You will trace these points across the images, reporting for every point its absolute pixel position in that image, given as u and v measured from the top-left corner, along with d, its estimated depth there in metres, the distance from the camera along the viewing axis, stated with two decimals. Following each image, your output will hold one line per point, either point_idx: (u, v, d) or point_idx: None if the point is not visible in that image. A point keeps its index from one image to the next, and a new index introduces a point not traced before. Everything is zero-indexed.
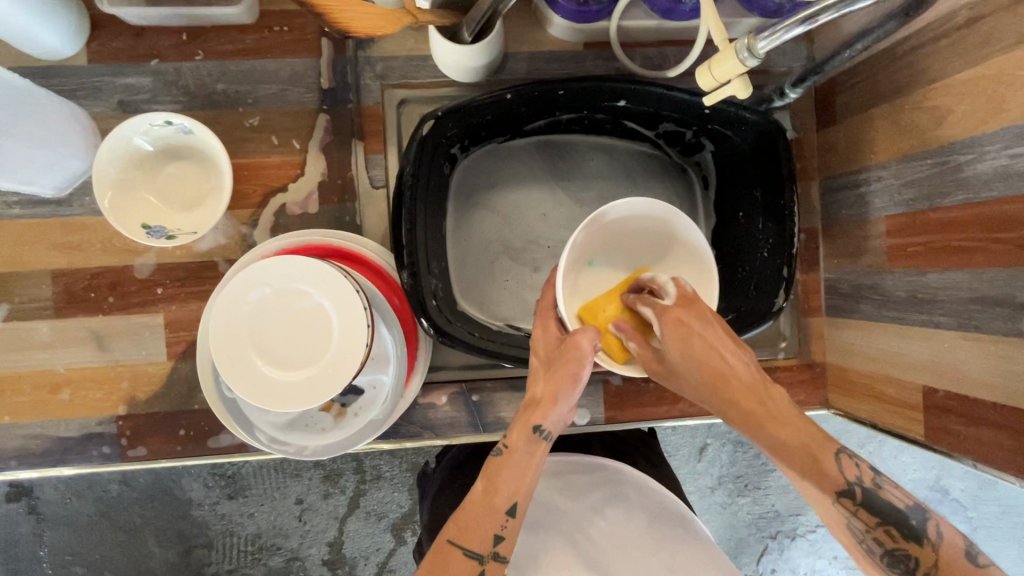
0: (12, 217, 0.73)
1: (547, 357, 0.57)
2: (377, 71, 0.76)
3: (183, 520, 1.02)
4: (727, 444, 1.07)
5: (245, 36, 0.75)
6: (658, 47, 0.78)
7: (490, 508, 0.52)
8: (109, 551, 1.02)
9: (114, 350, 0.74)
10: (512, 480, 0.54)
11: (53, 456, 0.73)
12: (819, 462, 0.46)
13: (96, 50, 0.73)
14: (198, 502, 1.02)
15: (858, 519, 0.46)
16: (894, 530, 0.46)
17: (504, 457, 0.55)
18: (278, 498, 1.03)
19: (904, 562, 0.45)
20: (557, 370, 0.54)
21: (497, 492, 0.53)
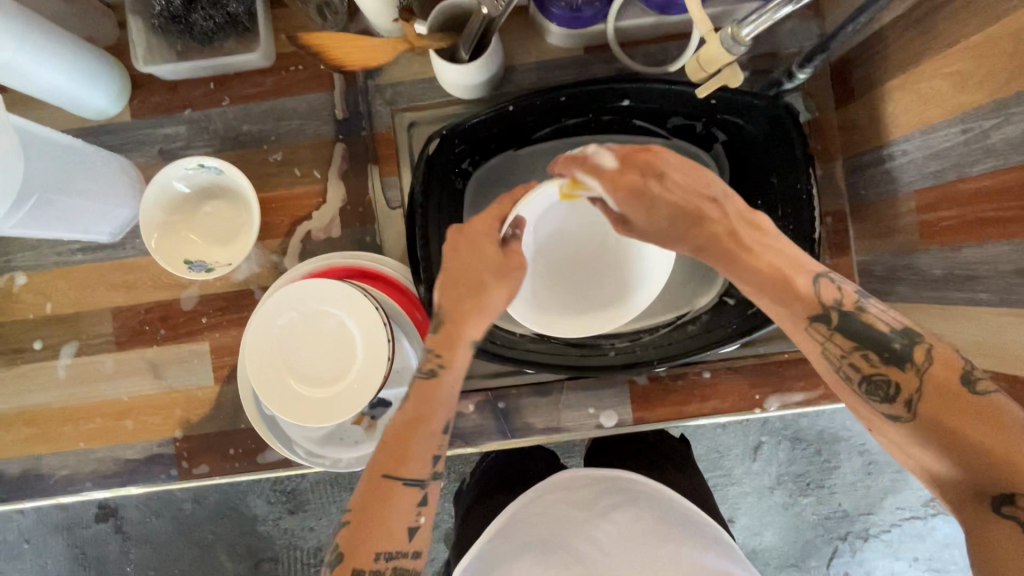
0: (77, 263, 0.81)
1: (467, 274, 0.56)
2: (386, 97, 0.80)
3: (252, 536, 1.15)
4: (782, 441, 1.03)
5: (265, 78, 0.80)
6: (658, 43, 0.78)
7: (427, 434, 0.55)
8: (187, 565, 1.16)
9: (168, 378, 0.81)
10: (446, 400, 0.56)
11: (123, 477, 0.80)
12: (783, 289, 0.51)
13: (138, 105, 0.81)
14: (263, 518, 1.15)
15: (831, 342, 0.50)
16: (873, 354, 0.48)
17: (441, 381, 0.56)
18: (334, 514, 1.14)
19: (882, 387, 0.48)
20: (487, 288, 0.56)
21: (431, 418, 0.55)
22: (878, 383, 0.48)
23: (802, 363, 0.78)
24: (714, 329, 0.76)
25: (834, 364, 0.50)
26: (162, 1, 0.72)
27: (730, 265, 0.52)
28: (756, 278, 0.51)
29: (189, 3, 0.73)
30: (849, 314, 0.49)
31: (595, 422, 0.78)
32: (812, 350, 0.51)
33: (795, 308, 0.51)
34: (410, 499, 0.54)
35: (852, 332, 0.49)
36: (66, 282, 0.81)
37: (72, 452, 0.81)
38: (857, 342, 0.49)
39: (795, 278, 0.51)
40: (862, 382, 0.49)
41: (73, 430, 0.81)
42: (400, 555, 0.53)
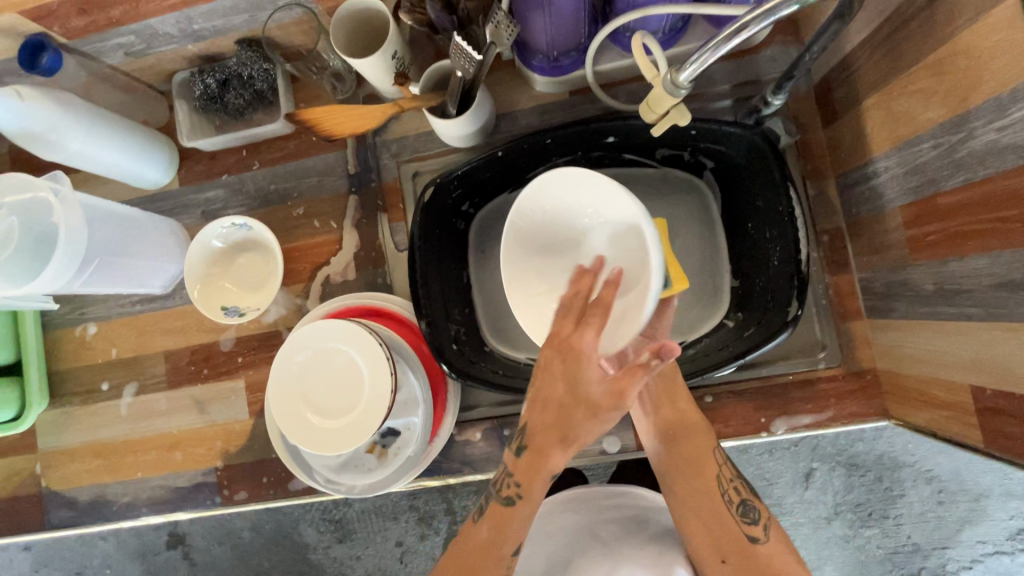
0: (136, 312, 0.93)
1: (554, 419, 0.55)
2: (392, 151, 0.88)
3: (303, 562, 1.29)
4: (837, 468, 1.01)
5: (288, 143, 0.91)
6: (639, 81, 0.82)
7: (498, 559, 0.60)
8: None
9: (211, 412, 0.90)
10: (517, 534, 0.60)
11: (174, 503, 0.90)
12: (689, 420, 0.67)
13: (185, 174, 0.93)
14: (313, 546, 1.29)
15: (722, 472, 0.64)
16: (745, 484, 0.64)
17: (519, 509, 0.60)
18: (380, 541, 1.26)
19: (751, 511, 0.61)
20: (576, 433, 0.54)
21: (505, 542, 0.60)
22: (751, 507, 0.61)
23: (809, 385, 0.76)
24: (713, 352, 0.78)
25: (722, 491, 0.63)
26: (203, 87, 0.86)
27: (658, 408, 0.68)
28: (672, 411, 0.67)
29: (223, 86, 0.86)
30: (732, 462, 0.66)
31: (598, 448, 0.80)
32: (709, 479, 0.63)
33: (691, 456, 0.65)
34: None
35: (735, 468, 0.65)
36: (128, 329, 0.93)
37: (133, 481, 0.92)
38: (737, 476, 0.65)
39: (699, 418, 0.67)
40: (738, 504, 0.62)
41: (133, 461, 0.92)
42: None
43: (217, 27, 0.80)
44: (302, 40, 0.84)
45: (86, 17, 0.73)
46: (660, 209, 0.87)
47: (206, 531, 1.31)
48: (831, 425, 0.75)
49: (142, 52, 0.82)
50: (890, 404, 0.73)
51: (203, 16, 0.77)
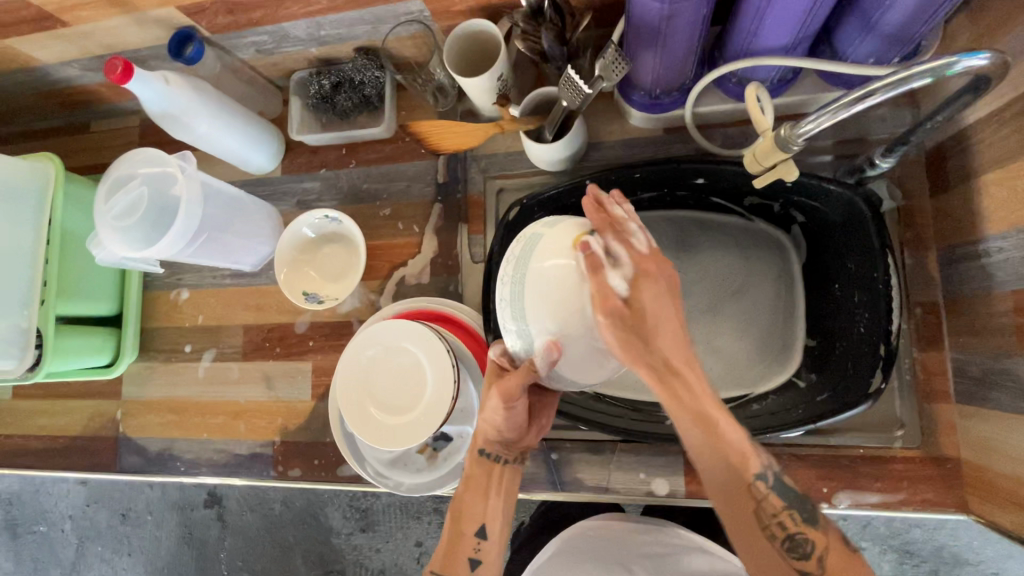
0: (224, 285, 1.01)
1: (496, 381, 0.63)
2: (481, 166, 0.92)
3: (325, 545, 1.34)
4: (891, 553, 0.95)
5: (385, 147, 0.96)
6: (737, 126, 0.81)
7: (462, 540, 0.68)
8: (265, 563, 1.38)
9: (277, 388, 0.96)
10: (474, 509, 0.69)
11: (232, 467, 0.96)
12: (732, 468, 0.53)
13: (287, 164, 1.00)
14: (336, 530, 1.34)
15: (766, 505, 0.54)
16: (797, 514, 0.54)
17: (469, 481, 0.69)
18: (400, 538, 1.30)
19: (802, 546, 0.53)
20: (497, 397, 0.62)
21: (463, 523, 0.68)
22: (800, 542, 0.53)
23: (880, 462, 0.72)
24: (781, 411, 0.76)
25: (762, 523, 0.54)
26: (317, 87, 0.92)
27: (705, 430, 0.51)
28: (716, 443, 0.52)
29: (335, 88, 0.91)
30: (774, 476, 0.54)
31: (646, 489, 0.78)
32: (734, 473, 0.53)
33: (730, 481, 0.53)
34: None
35: (782, 495, 0.54)
36: (215, 299, 1.01)
37: (198, 441, 0.98)
38: (786, 504, 0.54)
39: (717, 413, 0.51)
40: (785, 540, 0.53)
41: (201, 422, 0.98)
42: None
43: (340, 34, 0.86)
44: (414, 54, 0.89)
45: (232, 16, 0.80)
46: (743, 256, 0.85)
47: (240, 496, 1.39)
48: (901, 509, 0.71)
49: (270, 51, 0.89)
50: (972, 498, 0.68)
51: (330, 23, 0.83)
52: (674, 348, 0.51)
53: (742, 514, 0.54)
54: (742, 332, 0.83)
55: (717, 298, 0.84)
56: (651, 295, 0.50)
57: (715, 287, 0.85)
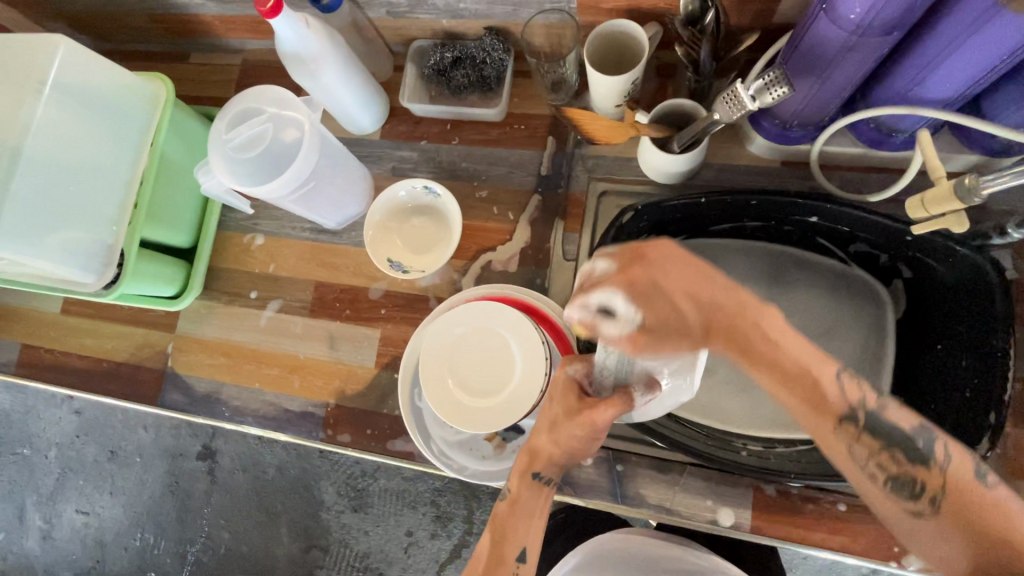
0: (302, 238, 0.99)
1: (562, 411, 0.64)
2: (588, 166, 0.91)
3: (313, 518, 1.47)
4: None
5: (491, 130, 0.95)
6: (857, 171, 0.81)
7: (501, 560, 0.65)
8: (250, 524, 1.51)
9: (340, 350, 0.94)
10: (516, 529, 0.66)
11: (279, 422, 0.94)
12: (820, 403, 0.53)
13: (388, 129, 0.99)
14: (328, 505, 1.47)
15: (859, 441, 0.53)
16: (900, 454, 0.52)
17: (513, 503, 0.68)
18: (392, 524, 1.43)
19: (910, 485, 0.51)
20: (565, 428, 0.63)
21: (507, 542, 0.66)
22: (903, 479, 0.52)
23: None
24: None
25: (862, 465, 0.53)
26: (438, 58, 0.92)
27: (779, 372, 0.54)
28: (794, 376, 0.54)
29: (455, 63, 0.91)
30: (871, 412, 0.53)
31: (711, 517, 0.77)
32: (830, 413, 0.53)
33: (817, 405, 0.53)
34: None
35: (875, 433, 0.53)
36: (290, 251, 0.99)
37: (248, 388, 0.96)
38: (884, 443, 0.53)
39: (790, 345, 0.54)
40: (889, 480, 0.52)
41: (254, 370, 0.96)
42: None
43: (478, 10, 0.85)
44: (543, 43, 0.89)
45: None
46: (837, 302, 0.84)
47: (235, 456, 1.52)
48: None
49: (401, 14, 0.89)
50: None
51: None
52: (727, 294, 0.57)
53: (841, 449, 0.53)
54: None
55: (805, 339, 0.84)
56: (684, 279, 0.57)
57: (812, 325, 0.84)
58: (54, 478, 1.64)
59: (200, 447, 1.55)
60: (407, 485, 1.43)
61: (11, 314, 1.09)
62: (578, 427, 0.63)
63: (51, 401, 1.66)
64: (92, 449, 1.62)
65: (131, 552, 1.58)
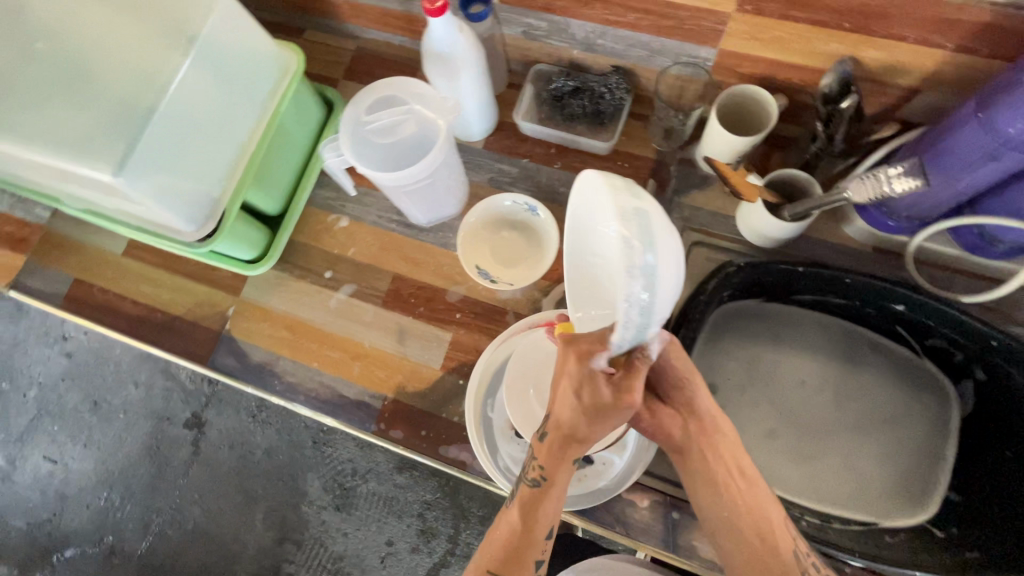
0: (388, 229, 1.00)
1: (587, 402, 0.63)
2: (684, 215, 0.94)
3: (292, 510, 1.42)
4: None
5: (594, 162, 0.98)
6: (945, 270, 0.85)
7: (530, 542, 0.68)
8: (226, 505, 1.45)
9: (407, 346, 0.93)
10: (546, 517, 0.68)
11: (331, 407, 0.93)
12: (767, 516, 0.68)
13: (492, 141, 1.01)
14: (310, 498, 1.42)
15: (797, 542, 0.68)
16: (817, 557, 0.68)
17: (544, 489, 0.68)
18: (373, 531, 1.39)
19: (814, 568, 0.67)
20: (584, 408, 0.63)
21: (535, 526, 0.68)
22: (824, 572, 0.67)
23: None
24: (917, 554, 0.78)
25: (795, 557, 0.66)
26: (559, 86, 0.95)
27: (721, 481, 0.69)
28: (740, 463, 0.70)
29: (575, 92, 0.95)
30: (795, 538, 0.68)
31: None
32: (773, 521, 0.68)
33: (762, 536, 0.67)
34: None
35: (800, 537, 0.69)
36: (374, 239, 1.00)
37: (305, 367, 0.95)
38: (807, 547, 0.68)
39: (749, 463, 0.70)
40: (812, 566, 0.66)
41: (315, 350, 0.95)
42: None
43: (614, 50, 0.89)
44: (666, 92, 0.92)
45: None
46: (901, 390, 0.87)
47: (224, 432, 1.47)
48: None
49: (536, 37, 0.92)
50: None
51: (615, 37, 0.85)
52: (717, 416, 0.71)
53: (756, 544, 0.67)
54: (882, 460, 0.84)
55: (868, 420, 0.86)
56: (687, 362, 0.70)
57: (876, 407, 0.86)
58: (30, 419, 1.57)
59: (190, 415, 1.50)
60: (396, 493, 1.40)
61: (68, 247, 1.07)
62: (605, 402, 0.62)
63: (44, 338, 1.61)
64: (76, 397, 1.56)
65: (92, 511, 1.51)
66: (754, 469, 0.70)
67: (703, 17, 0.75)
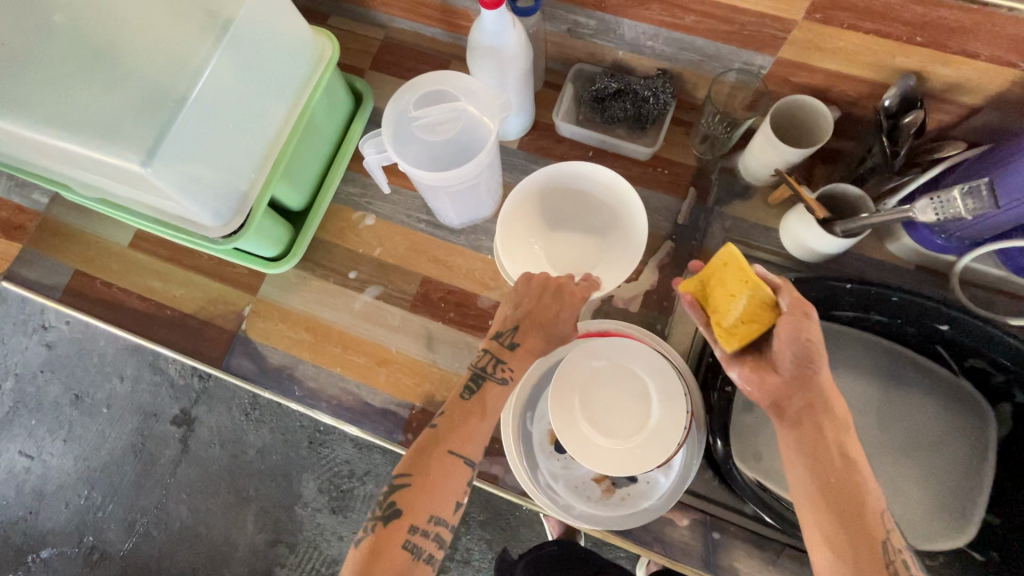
0: (417, 229, 0.95)
1: (545, 295, 0.74)
2: (726, 225, 0.91)
3: (285, 512, 1.37)
4: None
5: (633, 167, 0.95)
6: (989, 292, 0.84)
7: (483, 426, 0.69)
8: (216, 505, 1.39)
9: (436, 353, 0.89)
10: (495, 403, 0.71)
11: (354, 414, 0.88)
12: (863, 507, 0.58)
13: (527, 141, 0.97)
14: (304, 500, 1.37)
15: (890, 538, 0.57)
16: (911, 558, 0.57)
17: (502, 383, 0.72)
18: None
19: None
20: (547, 305, 0.74)
21: (487, 412, 0.70)
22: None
23: None
24: None
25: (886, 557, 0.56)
26: (601, 87, 0.91)
27: (821, 453, 0.61)
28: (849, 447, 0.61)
29: (617, 95, 0.91)
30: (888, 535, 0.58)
31: None
32: (866, 510, 0.58)
33: (856, 526, 0.57)
34: (461, 476, 0.66)
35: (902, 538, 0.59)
36: (401, 239, 0.95)
37: (326, 372, 0.90)
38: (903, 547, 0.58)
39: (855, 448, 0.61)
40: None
41: (337, 354, 0.90)
42: (443, 523, 0.64)
43: (663, 52, 0.86)
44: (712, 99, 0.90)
45: None
46: (944, 416, 0.86)
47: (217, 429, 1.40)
48: None
49: (582, 35, 0.88)
50: None
51: (667, 39, 0.82)
52: (826, 387, 0.63)
53: (844, 532, 0.57)
54: (924, 485, 0.84)
55: (908, 444, 0.85)
56: (798, 330, 0.63)
57: (917, 432, 0.86)
58: (3, 412, 1.47)
59: (178, 411, 1.42)
60: None
61: (68, 235, 1.00)
62: (552, 316, 0.74)
63: (20, 327, 1.51)
64: (56, 389, 1.47)
65: (71, 509, 1.43)
66: (861, 454, 0.61)
67: (767, 23, 0.72)
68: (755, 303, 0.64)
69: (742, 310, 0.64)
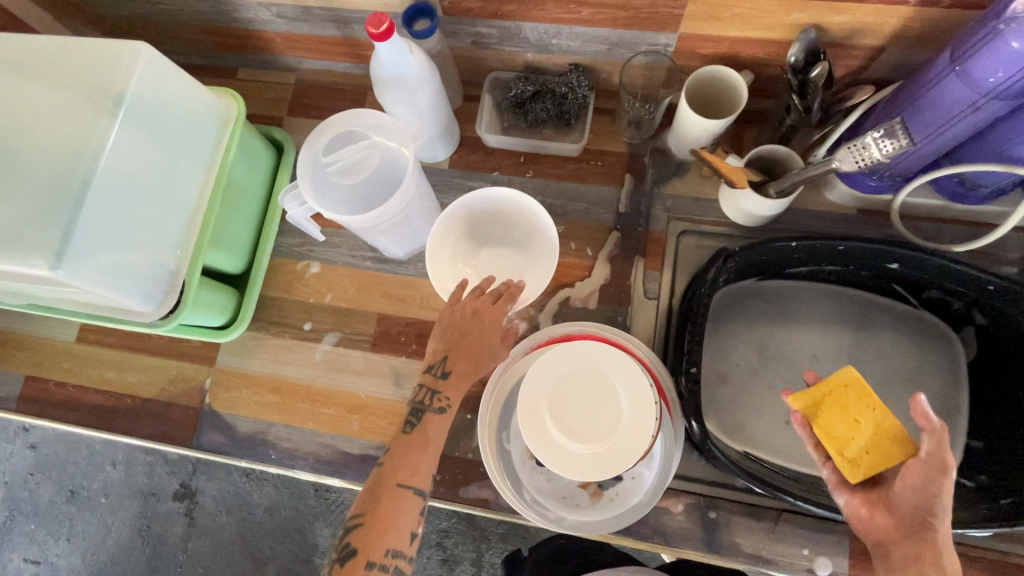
0: (364, 267, 0.94)
1: (469, 315, 0.73)
2: (667, 205, 0.91)
3: (304, 563, 1.32)
4: None
5: (566, 165, 0.95)
6: (931, 222, 0.85)
7: (427, 458, 0.69)
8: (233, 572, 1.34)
9: (405, 388, 0.88)
10: (436, 436, 0.70)
11: (335, 466, 0.87)
12: None
13: (457, 158, 0.97)
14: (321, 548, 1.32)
15: None
16: None
17: (437, 415, 0.70)
18: None
19: None
20: (472, 326, 0.72)
21: (429, 444, 0.69)
22: None
23: None
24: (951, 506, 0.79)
25: None
26: (518, 92, 0.90)
27: None
28: None
29: (536, 97, 0.90)
30: None
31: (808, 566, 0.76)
32: None
33: None
34: (413, 508, 0.65)
35: None
36: (351, 280, 0.94)
37: (299, 429, 0.88)
38: None
39: None
40: None
41: (307, 409, 0.89)
42: (402, 555, 0.63)
43: (570, 47, 0.85)
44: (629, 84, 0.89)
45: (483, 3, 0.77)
46: (912, 349, 0.87)
47: (218, 496, 1.35)
48: None
49: (488, 45, 0.87)
50: None
51: (570, 34, 0.82)
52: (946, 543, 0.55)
53: None
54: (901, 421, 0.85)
55: (882, 384, 0.86)
56: (916, 479, 0.57)
57: (888, 370, 0.86)
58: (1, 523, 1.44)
59: (178, 486, 1.38)
60: None
61: (14, 342, 0.97)
62: (477, 335, 0.72)
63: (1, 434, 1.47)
64: (49, 489, 1.43)
65: None
66: None
67: (660, 3, 0.72)
68: (883, 435, 0.61)
69: (867, 439, 0.61)
